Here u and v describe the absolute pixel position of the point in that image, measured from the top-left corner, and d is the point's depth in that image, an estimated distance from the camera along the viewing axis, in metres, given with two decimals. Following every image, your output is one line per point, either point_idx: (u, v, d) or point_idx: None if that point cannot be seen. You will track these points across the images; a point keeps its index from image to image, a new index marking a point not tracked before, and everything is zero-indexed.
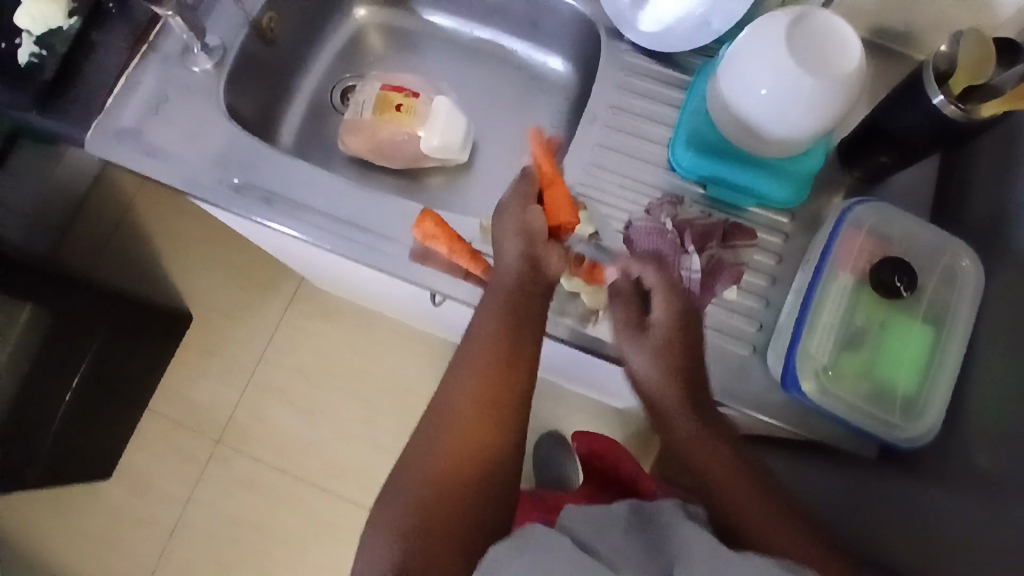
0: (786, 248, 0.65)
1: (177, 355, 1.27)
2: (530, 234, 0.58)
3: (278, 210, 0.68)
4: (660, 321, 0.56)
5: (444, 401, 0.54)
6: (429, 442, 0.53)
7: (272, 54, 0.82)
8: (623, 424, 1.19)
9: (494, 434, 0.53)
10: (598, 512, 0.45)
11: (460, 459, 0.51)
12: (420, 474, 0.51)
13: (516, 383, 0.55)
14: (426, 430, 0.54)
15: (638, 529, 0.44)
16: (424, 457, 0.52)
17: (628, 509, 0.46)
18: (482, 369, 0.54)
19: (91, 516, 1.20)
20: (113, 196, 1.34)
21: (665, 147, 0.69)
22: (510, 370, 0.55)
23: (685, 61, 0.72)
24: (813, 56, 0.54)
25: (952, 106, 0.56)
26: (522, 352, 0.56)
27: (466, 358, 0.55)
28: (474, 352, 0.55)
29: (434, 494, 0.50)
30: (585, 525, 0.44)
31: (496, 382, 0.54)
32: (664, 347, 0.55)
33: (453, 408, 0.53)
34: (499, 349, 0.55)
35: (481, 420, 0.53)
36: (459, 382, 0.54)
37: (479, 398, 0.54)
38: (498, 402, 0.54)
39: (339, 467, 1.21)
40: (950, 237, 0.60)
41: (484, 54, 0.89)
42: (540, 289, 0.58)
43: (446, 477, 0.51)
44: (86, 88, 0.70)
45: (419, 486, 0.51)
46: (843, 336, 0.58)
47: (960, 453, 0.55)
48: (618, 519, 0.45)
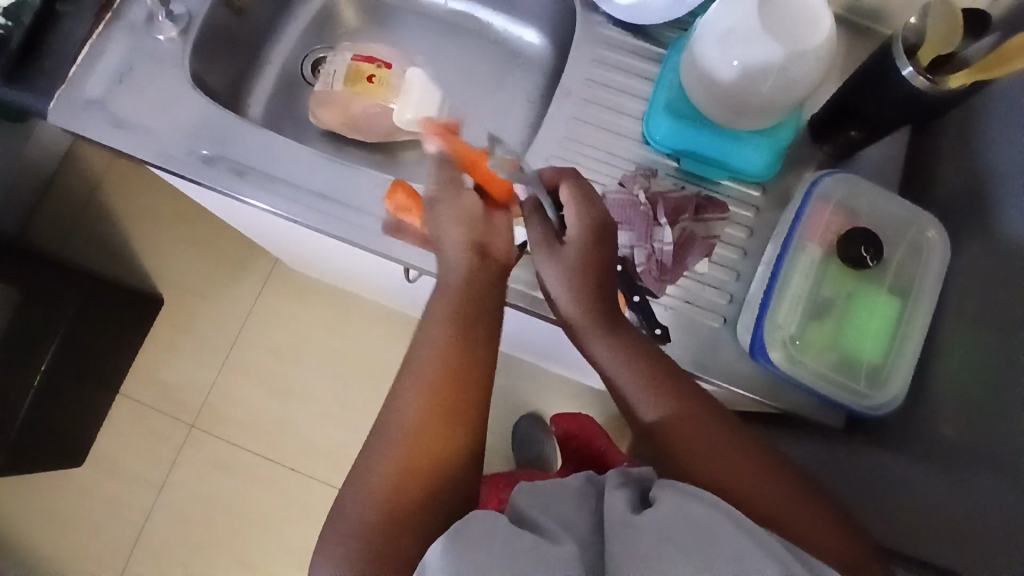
0: (756, 221, 0.66)
1: (150, 336, 1.25)
2: (468, 215, 0.58)
3: (249, 182, 0.67)
4: (573, 241, 0.55)
5: (397, 411, 0.53)
6: (384, 452, 0.51)
7: (241, 25, 0.81)
8: (599, 402, 1.20)
9: (453, 436, 0.52)
10: (552, 484, 0.46)
11: (418, 468, 0.50)
12: (370, 477, 0.50)
13: (472, 384, 0.54)
14: (379, 439, 0.52)
15: (588, 500, 0.45)
16: (379, 460, 0.51)
17: (581, 480, 0.46)
18: (439, 370, 0.53)
19: (62, 500, 1.18)
20: (82, 174, 1.31)
21: (638, 120, 0.69)
22: (468, 373, 0.54)
23: (660, 34, 0.72)
24: (784, 30, 0.54)
25: (921, 77, 0.57)
26: (480, 352, 0.55)
27: (421, 357, 0.54)
28: (430, 353, 0.54)
29: (394, 500, 0.49)
30: (535, 499, 0.44)
31: (453, 382, 0.53)
32: (579, 269, 0.54)
33: (405, 412, 0.52)
34: (451, 352, 0.54)
35: (438, 425, 0.52)
36: (412, 389, 0.53)
37: (435, 401, 0.52)
38: (454, 403, 0.53)
39: (316, 449, 1.20)
40: (916, 209, 0.61)
41: (459, 27, 0.88)
42: (494, 283, 0.57)
43: (405, 484, 0.50)
44: (49, 55, 0.69)
45: (380, 485, 0.50)
46: (811, 307, 0.59)
47: (925, 421, 0.56)
48: (569, 491, 0.45)
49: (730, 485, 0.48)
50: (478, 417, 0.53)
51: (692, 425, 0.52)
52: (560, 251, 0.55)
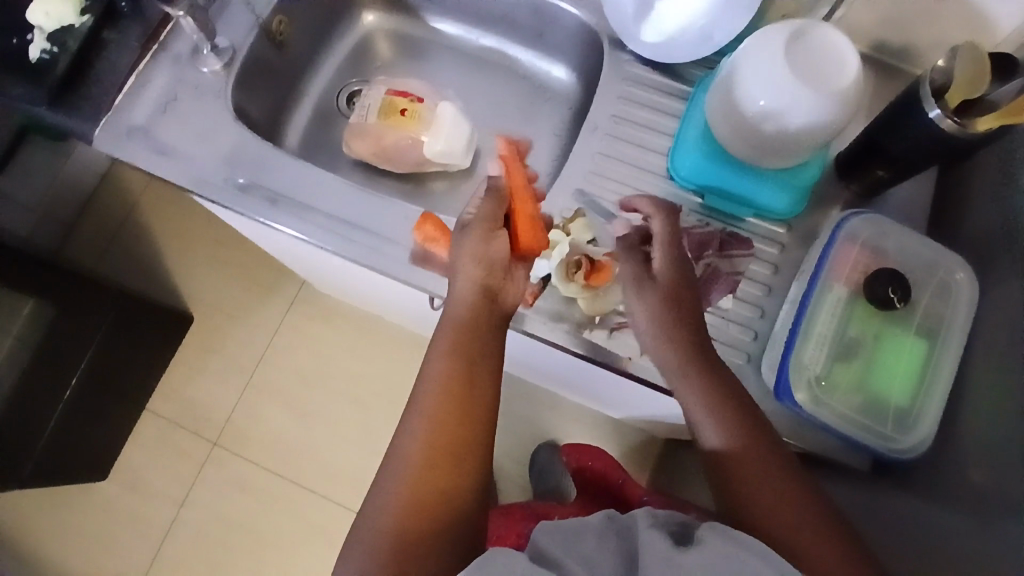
0: (781, 259, 0.66)
1: (178, 354, 1.28)
2: (489, 260, 0.58)
3: (282, 210, 0.69)
4: (661, 272, 0.59)
5: (403, 442, 0.54)
6: (393, 482, 0.52)
7: (281, 58, 0.84)
8: (619, 433, 1.20)
9: (453, 470, 0.52)
10: (575, 522, 0.45)
11: (418, 503, 0.51)
12: (384, 508, 0.51)
13: (472, 419, 0.54)
14: (389, 469, 0.53)
15: (610, 539, 0.44)
16: (385, 495, 0.52)
17: (602, 518, 0.45)
18: (438, 406, 0.54)
19: (84, 513, 1.20)
20: (119, 194, 1.36)
21: (663, 156, 0.70)
22: (469, 401, 0.55)
23: (685, 72, 0.73)
24: (808, 69, 0.55)
25: (948, 120, 0.57)
26: (479, 386, 0.55)
27: (422, 394, 0.55)
28: (430, 389, 0.55)
29: (407, 532, 0.50)
30: (555, 540, 0.43)
31: (453, 416, 0.54)
32: (669, 302, 0.57)
33: (410, 446, 0.53)
34: (456, 382, 0.55)
35: (435, 461, 0.52)
36: (418, 421, 0.54)
37: (439, 432, 0.53)
38: (451, 437, 0.53)
39: (334, 471, 1.21)
40: (943, 251, 0.61)
41: (490, 62, 0.91)
42: (496, 320, 0.58)
43: (416, 515, 0.51)
44: (98, 84, 0.72)
45: (385, 520, 0.51)
46: (838, 347, 0.59)
47: (954, 468, 0.55)
48: (591, 530, 0.44)
49: (790, 540, 0.49)
50: (478, 451, 0.54)
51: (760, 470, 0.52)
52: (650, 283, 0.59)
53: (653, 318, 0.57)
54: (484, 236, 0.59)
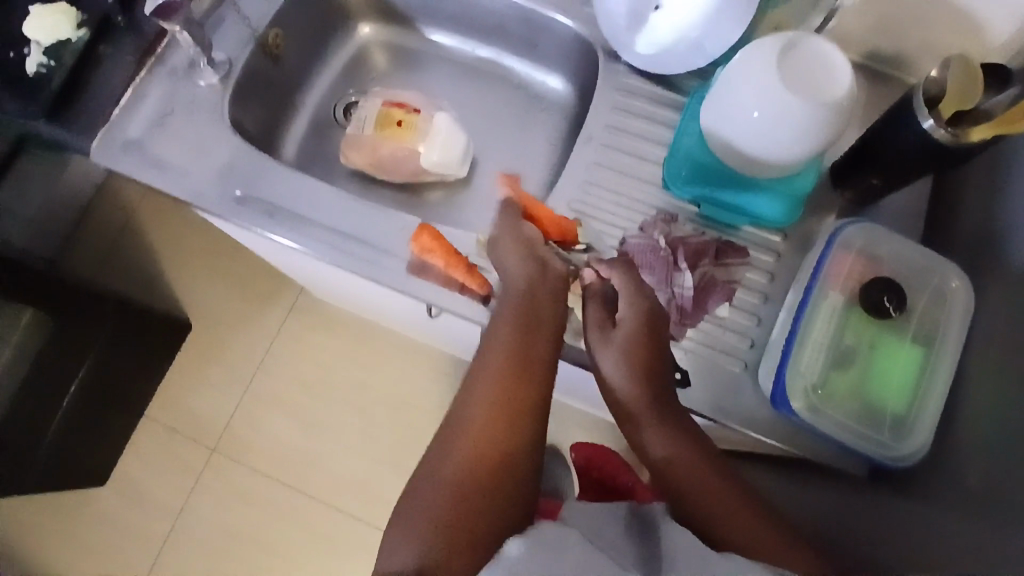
0: (777, 266, 0.66)
1: (177, 365, 1.28)
2: (528, 238, 0.63)
3: (278, 221, 0.69)
4: (625, 320, 0.57)
5: (462, 407, 0.54)
6: (450, 448, 0.51)
7: (277, 70, 0.84)
8: (619, 440, 1.19)
9: (517, 428, 0.52)
10: (602, 508, 0.46)
11: (484, 455, 0.50)
12: (443, 471, 0.50)
13: (531, 379, 0.55)
14: (445, 437, 0.52)
15: (634, 529, 0.46)
16: (447, 450, 0.51)
17: (627, 509, 0.47)
18: (501, 367, 0.55)
19: (82, 525, 1.19)
20: (116, 205, 1.36)
21: (658, 166, 0.70)
22: (529, 372, 0.55)
23: (679, 82, 0.74)
24: (801, 83, 0.55)
25: (942, 130, 0.57)
26: (538, 351, 0.56)
27: (489, 357, 0.56)
28: (492, 354, 0.56)
29: (468, 487, 0.49)
30: (585, 520, 0.45)
31: (514, 377, 0.54)
32: (626, 353, 0.56)
33: (473, 409, 0.53)
34: (517, 348, 0.56)
35: (498, 417, 0.52)
36: (479, 384, 0.54)
37: (498, 395, 0.53)
38: (513, 398, 0.53)
39: (333, 480, 1.21)
40: (939, 259, 0.61)
41: (484, 72, 0.91)
42: (552, 288, 0.60)
43: (472, 475, 0.49)
44: (95, 99, 0.72)
45: (452, 471, 0.50)
46: (833, 356, 0.59)
47: (950, 472, 0.55)
48: (618, 517, 0.46)
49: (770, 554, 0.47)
50: (538, 411, 0.54)
51: (739, 509, 0.50)
52: (608, 335, 0.57)
53: (614, 371, 0.56)
54: (513, 223, 0.64)
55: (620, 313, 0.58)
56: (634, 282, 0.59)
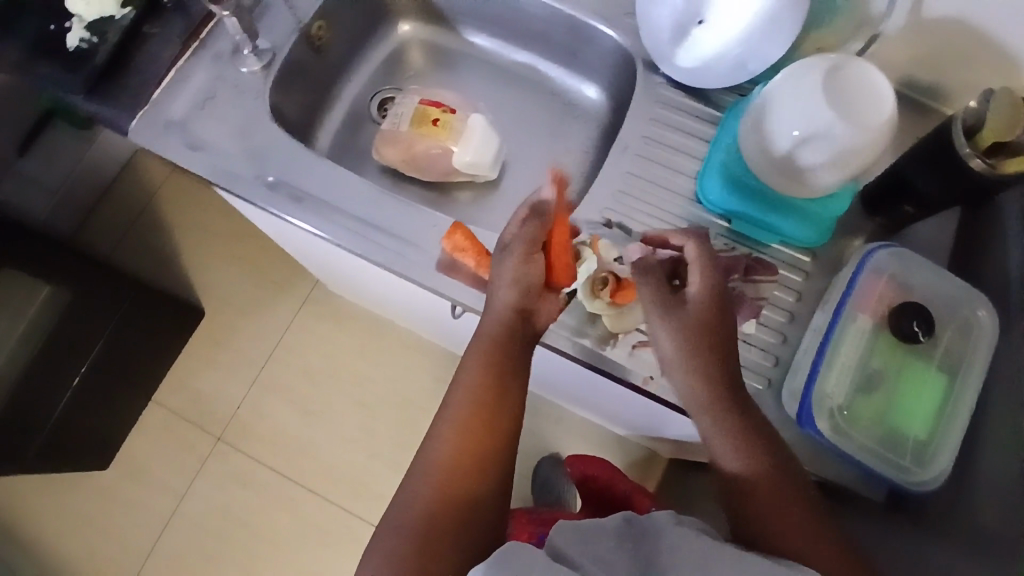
0: (806, 287, 0.67)
1: (189, 347, 1.28)
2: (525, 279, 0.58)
3: (307, 209, 0.70)
4: (696, 305, 0.56)
5: (428, 451, 0.55)
6: (415, 493, 0.53)
7: (318, 62, 0.85)
8: (625, 451, 1.19)
9: (478, 474, 0.53)
10: (590, 525, 0.47)
11: (445, 500, 0.52)
12: (404, 519, 0.51)
13: (501, 426, 0.56)
14: (413, 480, 0.54)
15: (627, 540, 0.46)
16: (414, 488, 0.53)
17: (620, 520, 0.48)
18: (466, 416, 0.55)
19: (83, 500, 1.19)
20: (140, 185, 1.37)
21: (692, 179, 0.71)
22: (495, 418, 0.56)
23: (718, 99, 0.74)
24: (849, 103, 0.56)
25: (979, 159, 0.58)
26: (506, 403, 0.57)
27: (452, 405, 0.56)
28: (459, 397, 0.56)
29: (427, 536, 0.50)
30: (576, 538, 0.45)
31: (477, 430, 0.55)
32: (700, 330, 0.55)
33: (437, 454, 0.54)
34: (487, 395, 0.56)
35: (460, 465, 0.53)
36: (445, 430, 0.55)
37: (463, 441, 0.54)
38: (473, 447, 0.54)
39: (336, 472, 1.21)
40: (967, 288, 0.61)
41: (522, 77, 0.92)
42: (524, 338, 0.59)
43: (432, 526, 0.50)
44: (137, 77, 0.73)
45: (409, 516, 0.51)
46: (860, 378, 0.59)
47: (966, 502, 0.55)
48: (609, 532, 0.46)
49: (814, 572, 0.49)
50: (502, 457, 0.55)
51: (799, 526, 0.51)
52: (681, 313, 0.56)
53: (680, 350, 0.55)
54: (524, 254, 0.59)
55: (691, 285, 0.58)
56: (705, 256, 0.59)
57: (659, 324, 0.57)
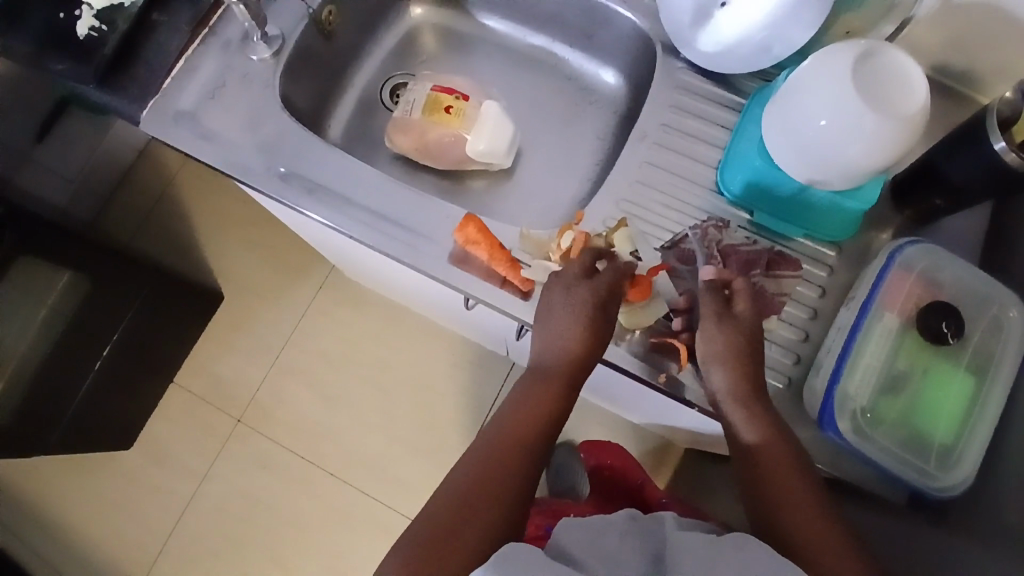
0: (830, 282, 0.65)
1: (208, 332, 1.29)
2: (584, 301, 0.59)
3: (318, 200, 0.69)
4: (744, 314, 0.58)
5: (473, 453, 0.56)
6: (450, 485, 0.53)
7: (328, 48, 0.83)
8: (640, 438, 1.18)
9: (520, 475, 0.54)
10: (597, 521, 0.46)
11: (478, 488, 0.52)
12: (434, 509, 0.51)
13: (544, 433, 0.57)
14: (454, 475, 0.54)
15: (635, 536, 0.45)
16: (452, 482, 0.54)
17: (625, 516, 0.46)
18: (515, 421, 0.57)
19: (108, 482, 1.22)
20: (156, 170, 1.37)
21: (713, 169, 0.69)
22: (543, 426, 0.58)
23: (740, 84, 0.72)
24: (883, 94, 0.53)
25: (1013, 154, 0.55)
26: (555, 422, 0.58)
27: (510, 404, 0.60)
28: (512, 407, 0.59)
29: (451, 521, 0.50)
30: (581, 535, 0.45)
31: (519, 438, 0.56)
32: (748, 340, 0.57)
33: (478, 453, 0.55)
34: (537, 406, 0.58)
35: (498, 459, 0.54)
36: (490, 434, 0.57)
37: (508, 443, 0.56)
38: (522, 442, 0.56)
39: (351, 454, 1.22)
40: (998, 286, 0.58)
41: (537, 61, 0.89)
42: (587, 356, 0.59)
43: (461, 511, 0.51)
44: (146, 67, 0.72)
45: (439, 508, 0.51)
46: (884, 379, 0.57)
47: (993, 507, 0.53)
48: (615, 527, 0.45)
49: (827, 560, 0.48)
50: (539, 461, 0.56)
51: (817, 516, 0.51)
52: (732, 320, 0.57)
53: (727, 355, 0.56)
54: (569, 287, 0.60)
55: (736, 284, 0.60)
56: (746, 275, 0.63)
57: (706, 327, 0.57)
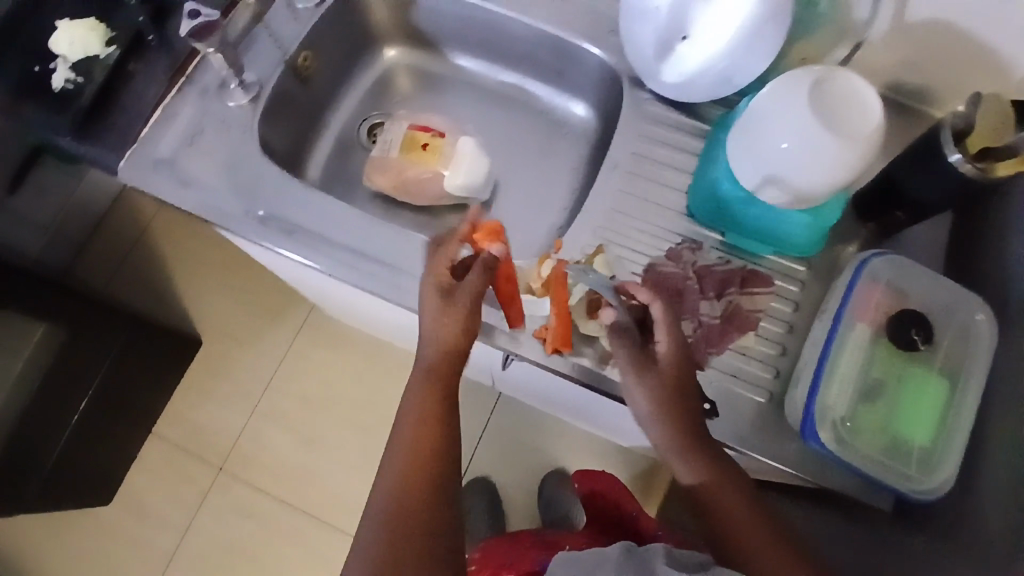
0: (802, 297, 0.67)
1: (188, 379, 1.27)
2: (446, 330, 0.58)
3: (297, 240, 0.70)
4: (666, 363, 0.57)
5: (392, 451, 0.56)
6: (384, 489, 0.54)
7: (304, 92, 0.85)
8: (629, 463, 1.19)
9: (441, 461, 0.55)
10: (591, 558, 0.49)
11: (410, 487, 0.53)
12: (377, 519, 0.53)
13: (451, 417, 0.57)
14: (382, 475, 0.55)
15: (625, 572, 0.46)
16: (384, 484, 0.54)
17: (618, 550, 0.48)
18: (424, 411, 0.56)
19: (87, 539, 1.18)
20: (132, 217, 1.37)
21: (683, 194, 0.71)
22: (451, 410, 0.57)
23: (705, 112, 0.75)
24: (840, 125, 0.55)
25: (969, 165, 0.58)
26: (453, 406, 0.58)
27: (403, 412, 0.57)
28: (411, 396, 0.58)
29: (399, 532, 0.51)
30: (574, 572, 0.48)
31: (435, 423, 0.56)
32: (672, 397, 0.56)
33: (398, 450, 0.55)
34: (435, 400, 0.57)
35: (421, 459, 0.54)
36: (405, 427, 0.56)
37: (425, 432, 0.56)
38: (434, 469, 0.54)
39: (337, 497, 1.20)
40: (964, 292, 0.60)
41: (509, 98, 0.92)
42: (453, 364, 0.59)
43: (406, 518, 0.52)
44: (124, 116, 0.73)
45: (383, 517, 0.52)
46: (861, 388, 0.59)
47: (973, 509, 0.55)
48: (607, 562, 0.47)
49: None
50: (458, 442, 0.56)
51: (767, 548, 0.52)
52: (655, 372, 0.56)
53: (652, 415, 0.56)
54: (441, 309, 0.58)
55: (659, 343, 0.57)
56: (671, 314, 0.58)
57: (633, 389, 0.57)
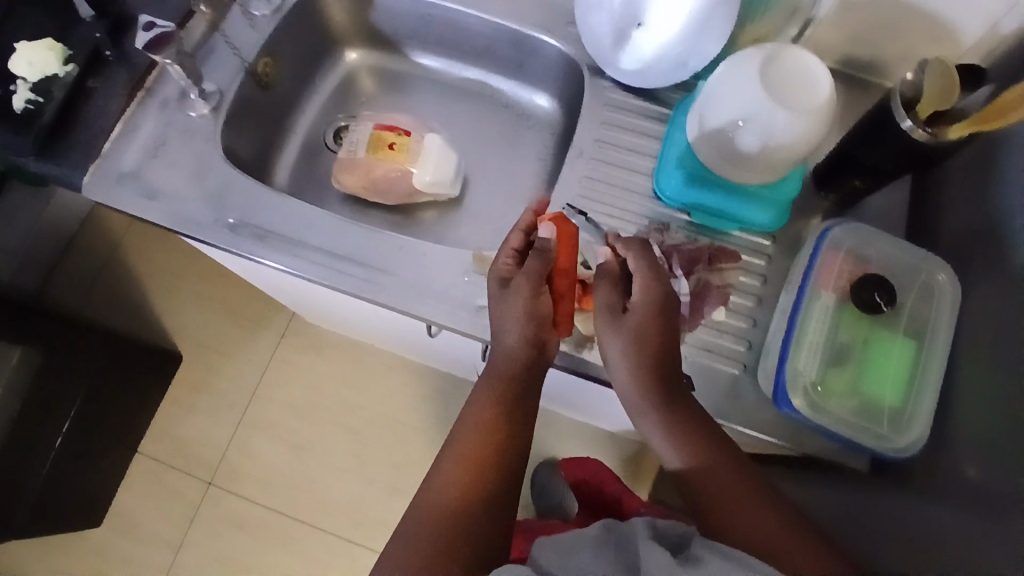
0: (769, 270, 0.68)
1: (168, 395, 1.26)
2: (539, 316, 0.58)
3: (272, 246, 0.70)
4: (637, 306, 0.57)
5: (451, 453, 0.57)
6: (437, 491, 0.55)
7: (267, 98, 0.85)
8: (617, 447, 1.20)
9: (496, 473, 0.56)
10: (572, 536, 0.50)
11: (467, 494, 0.54)
12: (424, 518, 0.54)
13: (517, 428, 0.58)
14: (434, 478, 0.56)
15: (608, 547, 0.48)
16: (438, 487, 0.55)
17: (598, 529, 0.50)
18: (489, 421, 0.58)
19: (78, 562, 1.17)
20: (101, 237, 1.35)
21: (649, 177, 0.72)
22: (514, 421, 0.58)
23: (665, 96, 0.76)
24: (788, 94, 0.57)
25: (921, 130, 0.59)
26: (523, 417, 0.59)
27: (471, 417, 0.58)
28: (478, 404, 0.59)
29: (445, 534, 0.52)
30: (553, 552, 0.49)
31: (501, 438, 0.57)
32: (640, 340, 0.56)
33: (456, 457, 0.56)
34: (501, 408, 0.58)
35: (479, 465, 0.56)
36: (468, 432, 0.57)
37: (487, 443, 0.57)
38: (483, 477, 0.55)
39: (331, 502, 1.20)
40: (924, 254, 0.63)
41: (471, 93, 0.93)
42: (535, 364, 0.60)
43: (454, 520, 0.53)
44: (86, 133, 0.73)
45: (431, 518, 0.53)
46: (830, 353, 0.61)
47: (945, 461, 0.56)
48: (587, 540, 0.49)
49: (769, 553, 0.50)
50: (517, 457, 0.57)
51: (760, 519, 0.52)
52: (625, 321, 0.56)
53: (623, 358, 0.56)
54: (534, 295, 0.58)
55: (633, 299, 0.57)
56: (649, 265, 0.58)
57: (606, 338, 0.57)
